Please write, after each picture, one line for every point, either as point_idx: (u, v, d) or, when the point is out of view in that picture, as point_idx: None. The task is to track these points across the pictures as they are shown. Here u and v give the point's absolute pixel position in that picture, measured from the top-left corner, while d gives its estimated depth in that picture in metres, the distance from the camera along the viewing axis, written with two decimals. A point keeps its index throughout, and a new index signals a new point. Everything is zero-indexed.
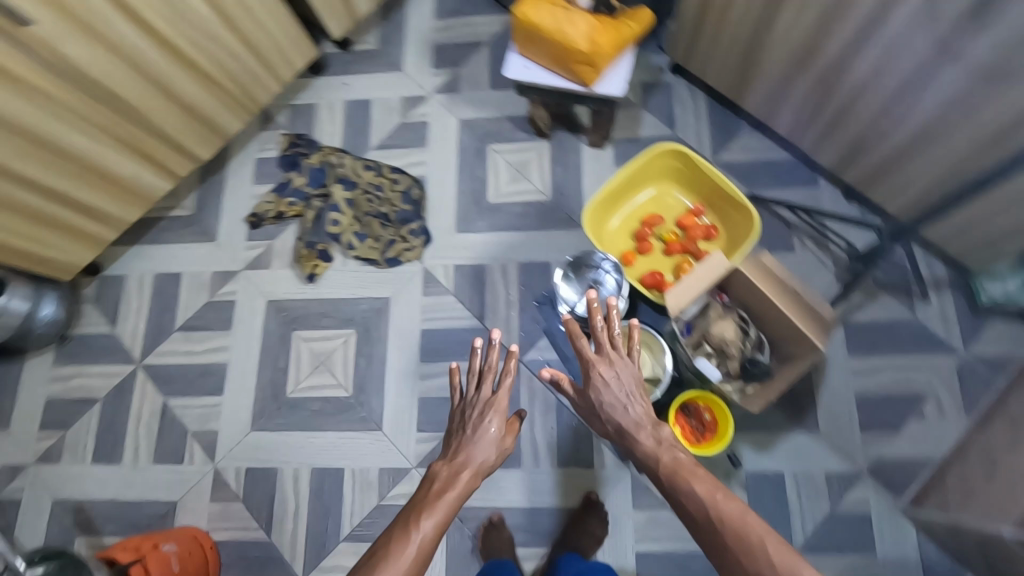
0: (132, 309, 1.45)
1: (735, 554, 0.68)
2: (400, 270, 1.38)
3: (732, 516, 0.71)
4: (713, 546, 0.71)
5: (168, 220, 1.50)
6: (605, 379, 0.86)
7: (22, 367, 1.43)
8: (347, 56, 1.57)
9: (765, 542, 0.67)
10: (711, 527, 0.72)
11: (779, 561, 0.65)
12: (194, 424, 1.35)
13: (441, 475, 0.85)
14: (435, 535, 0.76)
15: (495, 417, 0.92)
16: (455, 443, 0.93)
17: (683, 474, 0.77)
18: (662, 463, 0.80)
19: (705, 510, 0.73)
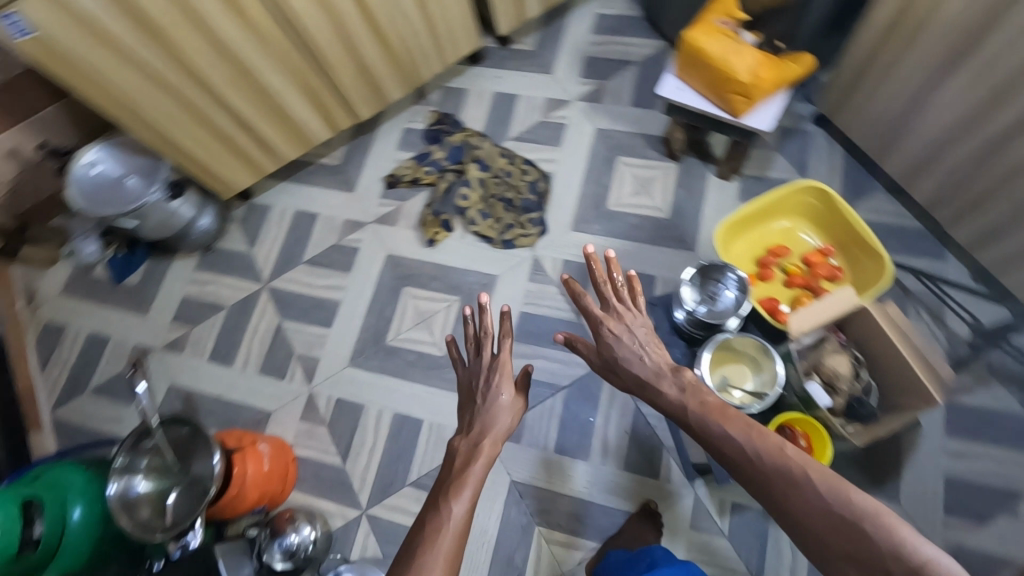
0: (270, 235, 1.62)
1: (784, 489, 0.63)
2: (512, 252, 1.47)
3: (773, 454, 0.66)
4: (758, 486, 0.66)
5: (317, 165, 1.66)
6: (618, 334, 0.86)
7: (170, 264, 1.63)
8: (504, 52, 1.70)
9: (812, 471, 0.63)
10: (753, 466, 0.67)
11: (830, 489, 0.61)
12: (301, 348, 1.48)
13: (460, 450, 0.82)
14: (469, 513, 0.74)
15: (505, 381, 0.90)
16: (466, 415, 0.89)
17: (714, 417, 0.72)
18: (686, 409, 0.75)
19: (742, 451, 0.68)
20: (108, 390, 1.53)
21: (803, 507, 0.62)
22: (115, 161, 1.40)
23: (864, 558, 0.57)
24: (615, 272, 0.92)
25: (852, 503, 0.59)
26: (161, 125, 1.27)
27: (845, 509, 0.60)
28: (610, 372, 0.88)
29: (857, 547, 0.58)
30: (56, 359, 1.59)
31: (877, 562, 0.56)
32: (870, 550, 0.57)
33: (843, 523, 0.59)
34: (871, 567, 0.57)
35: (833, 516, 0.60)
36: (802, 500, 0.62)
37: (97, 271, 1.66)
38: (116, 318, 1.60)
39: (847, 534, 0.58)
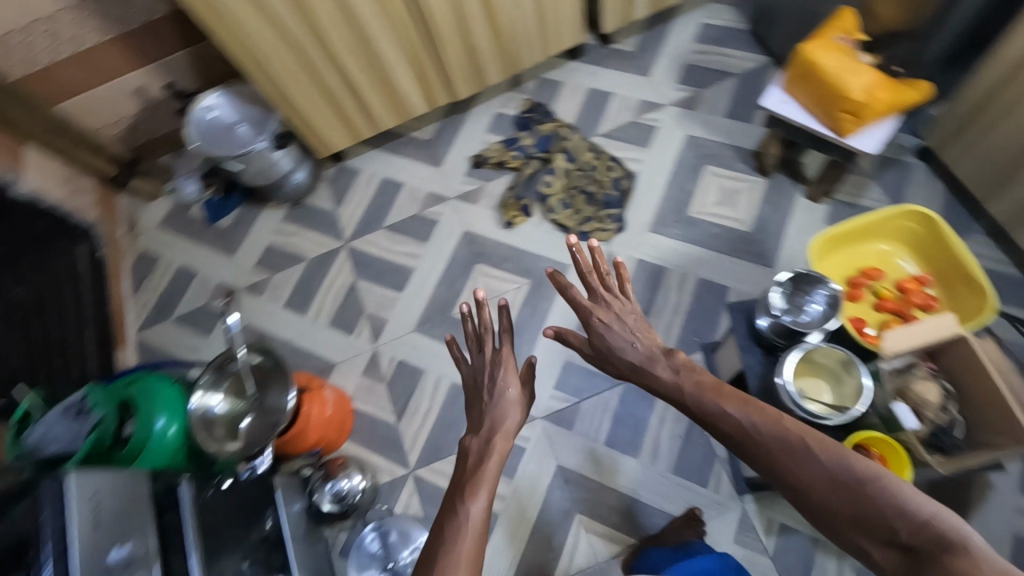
0: (354, 198, 1.69)
1: (786, 463, 0.67)
2: (587, 245, 1.49)
3: (771, 429, 0.69)
4: (759, 462, 0.70)
5: (408, 137, 1.73)
6: (610, 323, 0.87)
7: (259, 213, 1.72)
8: (604, 50, 1.72)
9: (809, 442, 0.66)
10: (752, 439, 0.70)
11: (829, 459, 0.64)
12: (371, 308, 1.54)
13: (472, 448, 0.83)
14: (487, 512, 0.75)
15: (505, 369, 0.90)
16: (474, 414, 0.90)
17: (710, 396, 0.75)
18: (683, 391, 0.78)
19: (739, 429, 0.71)
20: (190, 321, 1.63)
21: (806, 478, 0.65)
22: (230, 108, 1.50)
23: (870, 522, 0.61)
24: (601, 261, 0.90)
25: (851, 469, 0.63)
26: (279, 78, 1.35)
27: (846, 478, 0.63)
28: (603, 362, 0.88)
29: (862, 512, 0.61)
30: (147, 287, 1.71)
31: (884, 524, 0.60)
32: (875, 514, 0.61)
33: (846, 491, 0.63)
34: (878, 528, 0.60)
35: (836, 485, 0.63)
36: (803, 472, 0.66)
37: (192, 210, 1.77)
38: (205, 256, 1.70)
39: (852, 502, 0.62)
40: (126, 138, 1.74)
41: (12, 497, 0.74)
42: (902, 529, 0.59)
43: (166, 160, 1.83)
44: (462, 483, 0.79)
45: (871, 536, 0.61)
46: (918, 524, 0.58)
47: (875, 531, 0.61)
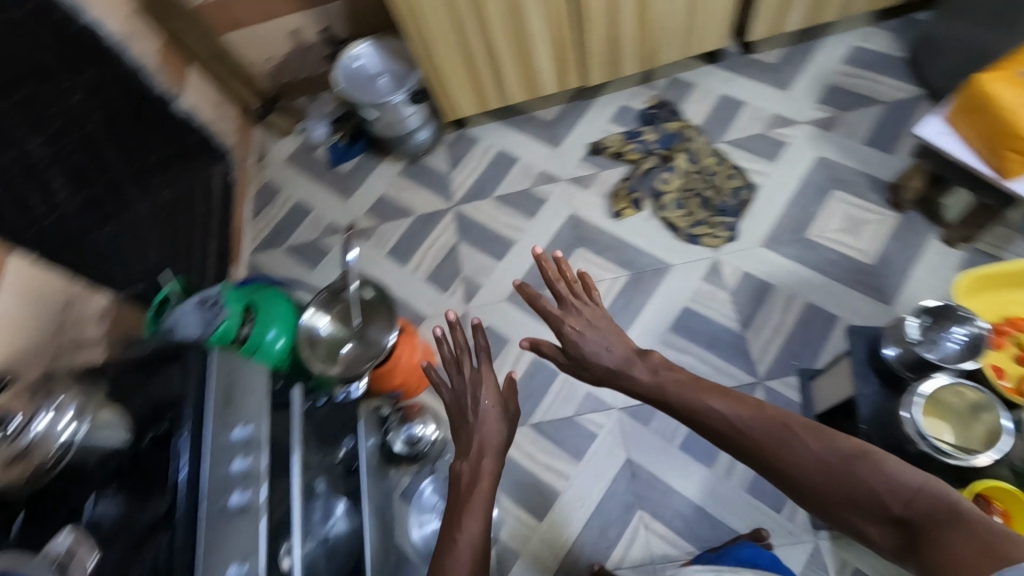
0: (468, 165, 1.73)
1: (774, 452, 0.65)
2: (694, 248, 1.47)
3: (756, 420, 0.68)
4: (746, 454, 0.68)
5: (531, 115, 1.76)
6: (580, 333, 0.87)
7: (377, 163, 1.79)
8: (744, 59, 1.69)
9: (793, 426, 0.66)
10: (738, 432, 0.69)
11: (817, 443, 0.63)
12: (468, 271, 1.58)
13: (463, 471, 0.80)
14: (484, 534, 0.74)
15: (486, 387, 0.89)
16: (461, 437, 0.86)
17: (693, 393, 0.75)
18: (669, 391, 0.77)
19: (724, 422, 0.70)
20: (298, 254, 1.72)
21: (795, 463, 0.64)
22: (377, 60, 1.59)
23: (863, 501, 0.59)
24: (566, 269, 0.92)
25: (840, 451, 0.62)
26: (429, 37, 1.41)
27: (835, 460, 0.62)
28: (580, 375, 0.88)
29: (854, 492, 0.60)
30: (264, 215, 1.81)
31: (879, 502, 0.59)
32: (869, 493, 0.59)
33: (837, 476, 0.61)
34: (871, 506, 0.59)
35: (826, 469, 0.62)
36: (790, 459, 0.64)
37: (316, 152, 1.87)
38: (320, 194, 1.79)
39: (843, 482, 0.61)
40: (271, 75, 1.86)
41: (162, 361, 0.81)
42: (897, 505, 0.58)
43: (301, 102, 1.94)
44: (454, 498, 0.78)
45: (866, 517, 0.59)
46: (912, 498, 0.57)
47: (870, 510, 0.59)
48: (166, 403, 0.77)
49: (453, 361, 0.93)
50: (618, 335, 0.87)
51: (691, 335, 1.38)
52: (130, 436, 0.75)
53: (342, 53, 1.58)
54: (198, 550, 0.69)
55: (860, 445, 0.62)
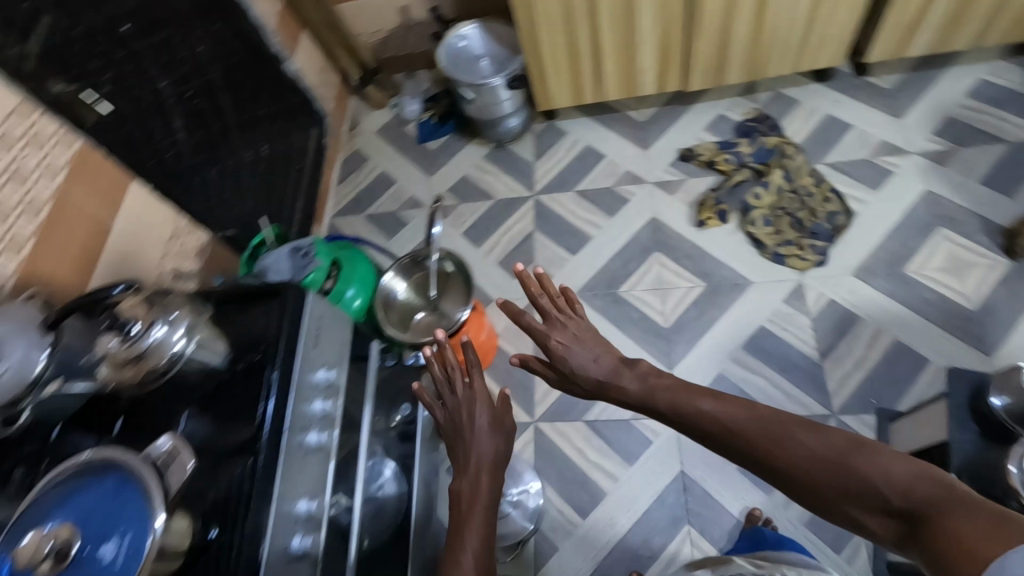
0: (553, 157, 1.73)
1: (769, 450, 0.67)
2: (778, 268, 1.41)
3: (749, 421, 0.71)
4: (743, 455, 0.70)
5: (623, 115, 1.74)
6: (564, 350, 0.89)
7: (463, 145, 1.82)
8: (856, 81, 1.62)
9: (785, 423, 0.68)
10: (734, 435, 0.71)
11: (810, 439, 0.65)
12: (541, 260, 1.57)
13: (464, 488, 0.81)
14: (484, 549, 0.76)
15: (481, 405, 0.89)
16: (457, 455, 0.85)
17: (686, 399, 0.77)
18: (659, 398, 0.79)
19: (720, 424, 0.72)
20: (377, 222, 1.76)
21: (790, 459, 0.66)
22: (483, 41, 1.61)
23: (859, 492, 0.60)
24: (549, 286, 0.94)
25: (833, 446, 0.64)
26: (537, 25, 1.42)
27: (830, 456, 0.63)
28: (567, 388, 0.90)
29: (850, 485, 0.61)
30: (348, 181, 1.87)
31: (874, 493, 0.59)
32: (865, 485, 0.60)
33: (831, 471, 0.63)
34: (868, 498, 0.60)
35: (820, 464, 0.63)
36: (784, 455, 0.66)
37: (406, 127, 1.91)
38: (405, 168, 1.83)
39: (838, 476, 0.62)
40: (374, 49, 1.92)
41: (259, 297, 0.85)
42: (895, 495, 0.58)
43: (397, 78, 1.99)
44: (458, 510, 0.80)
45: (863, 508, 0.60)
46: (908, 487, 0.58)
47: (869, 501, 0.60)
48: (261, 337, 0.81)
49: (444, 380, 0.92)
50: (604, 353, 0.88)
51: (764, 356, 1.33)
52: (226, 361, 0.79)
53: (449, 31, 1.61)
54: (277, 478, 0.72)
55: (852, 439, 0.63)
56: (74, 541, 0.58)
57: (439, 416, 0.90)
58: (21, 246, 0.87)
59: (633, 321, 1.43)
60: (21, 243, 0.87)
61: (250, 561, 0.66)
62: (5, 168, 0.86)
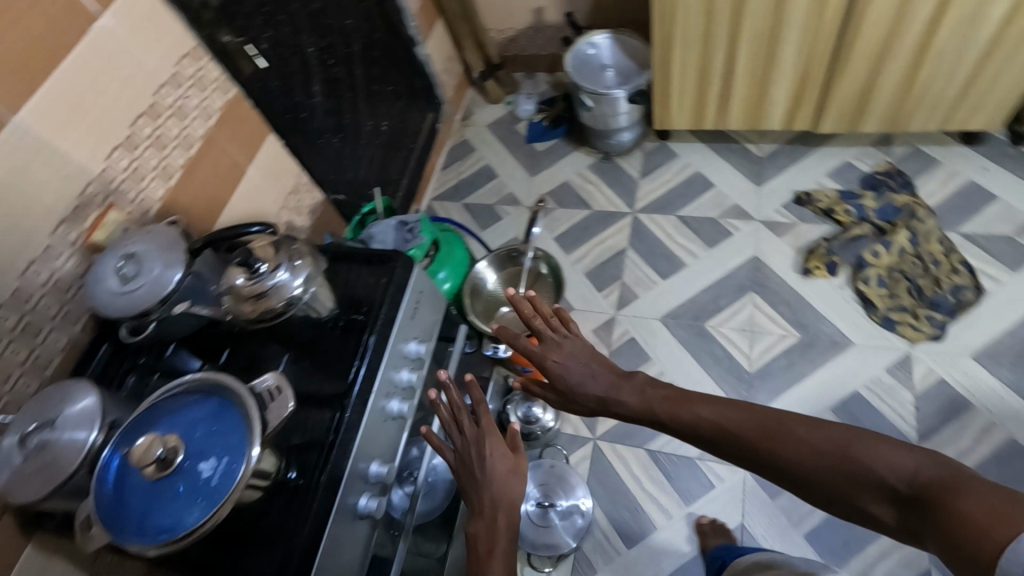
0: (660, 177, 1.69)
1: (767, 447, 0.65)
2: (885, 334, 1.32)
3: (741, 417, 0.68)
4: (741, 455, 0.67)
5: (740, 147, 1.68)
6: (559, 370, 0.80)
7: (570, 152, 1.82)
8: (1009, 150, 1.48)
9: (781, 419, 0.66)
10: (730, 436, 0.68)
11: (807, 433, 0.63)
12: (629, 278, 1.54)
13: (480, 534, 0.74)
14: None
15: (490, 438, 0.79)
16: (470, 496, 0.77)
17: (682, 404, 0.73)
18: (657, 407, 0.75)
19: (714, 424, 0.70)
20: (473, 212, 1.79)
21: (791, 455, 0.63)
22: (613, 53, 1.60)
23: (861, 481, 0.59)
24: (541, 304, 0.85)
25: (832, 439, 0.61)
26: (671, 45, 1.40)
27: (828, 449, 0.61)
28: (572, 408, 0.83)
29: (853, 476, 0.59)
30: (452, 168, 1.91)
31: (878, 482, 0.58)
32: (870, 476, 0.58)
33: (832, 464, 0.60)
34: (871, 488, 0.58)
35: (820, 457, 0.61)
36: (783, 451, 0.64)
37: (517, 125, 1.93)
38: (509, 164, 1.85)
39: (841, 469, 0.60)
40: (501, 46, 1.96)
41: (368, 261, 0.88)
42: (896, 480, 0.57)
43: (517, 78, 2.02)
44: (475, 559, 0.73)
45: (869, 498, 0.58)
46: (909, 473, 0.56)
47: (872, 489, 0.58)
48: (365, 298, 0.84)
49: (450, 420, 0.82)
50: (601, 374, 0.80)
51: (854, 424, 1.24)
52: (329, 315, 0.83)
53: (582, 37, 1.61)
54: (358, 435, 0.74)
55: (848, 429, 0.61)
56: (179, 453, 0.61)
57: (449, 454, 0.81)
58: (171, 175, 0.95)
59: (716, 359, 1.38)
60: (171, 173, 0.95)
61: (324, 508, 0.69)
62: (172, 104, 0.95)
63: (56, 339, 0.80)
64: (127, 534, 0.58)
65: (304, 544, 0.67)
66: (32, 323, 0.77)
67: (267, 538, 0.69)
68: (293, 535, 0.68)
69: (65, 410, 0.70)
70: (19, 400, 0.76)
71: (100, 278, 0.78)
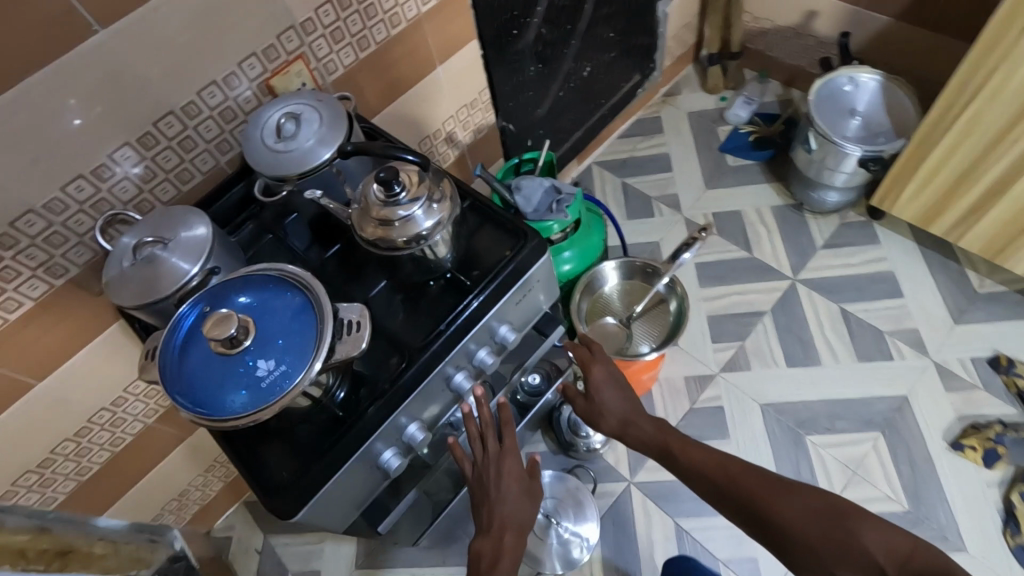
0: (843, 257, 1.45)
1: (769, 501, 0.73)
2: (1010, 563, 1.09)
3: (749, 471, 0.76)
4: (740, 503, 0.74)
5: (958, 269, 1.39)
6: (599, 384, 0.86)
7: (761, 182, 1.60)
8: None
9: (783, 481, 0.74)
10: (735, 484, 0.76)
11: (808, 497, 0.72)
12: (751, 345, 1.37)
13: (488, 548, 0.74)
14: None
15: (511, 460, 0.80)
16: (480, 513, 0.78)
17: (692, 446, 0.81)
18: (670, 439, 0.82)
19: (720, 468, 0.77)
20: (626, 196, 1.65)
21: (791, 515, 0.71)
22: (873, 101, 1.32)
23: (853, 556, 0.66)
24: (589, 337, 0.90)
25: (834, 509, 0.70)
26: (948, 124, 1.13)
27: (828, 518, 0.69)
28: (593, 420, 0.87)
29: (846, 547, 0.67)
30: (630, 140, 1.76)
31: (868, 557, 0.65)
32: (860, 551, 0.66)
33: (827, 530, 0.68)
34: (860, 562, 0.65)
35: (817, 522, 0.69)
36: (782, 509, 0.72)
37: (719, 126, 1.72)
38: (689, 164, 1.67)
39: (836, 538, 0.68)
40: (748, 34, 1.71)
41: (502, 228, 0.81)
42: (886, 560, 0.64)
43: (747, 76, 1.78)
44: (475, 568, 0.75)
45: (855, 572, 0.65)
46: (896, 554, 0.64)
47: (860, 564, 0.65)
48: (482, 264, 0.78)
49: (472, 437, 0.79)
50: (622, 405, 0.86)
51: None
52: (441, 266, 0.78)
53: (846, 67, 1.33)
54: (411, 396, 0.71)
55: (845, 505, 0.70)
56: (248, 336, 0.60)
57: (468, 468, 0.80)
58: (365, 47, 0.92)
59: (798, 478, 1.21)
60: (366, 45, 0.92)
61: (349, 450, 0.68)
62: None
63: (203, 161, 0.82)
64: (173, 387, 0.59)
65: (317, 473, 0.67)
66: (189, 138, 0.79)
67: (298, 453, 0.69)
68: (312, 458, 0.68)
69: (180, 235, 0.72)
70: (152, 202, 0.80)
71: (262, 125, 0.78)
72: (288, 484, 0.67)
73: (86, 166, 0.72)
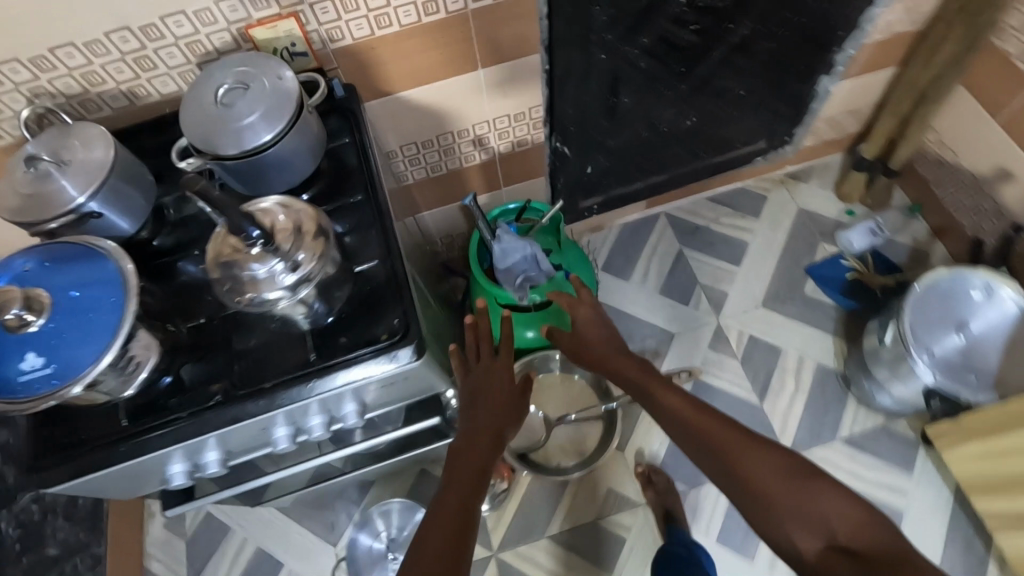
0: (858, 464, 1.20)
1: (738, 451, 0.70)
2: None
3: (715, 421, 0.73)
4: (706, 450, 0.72)
5: (979, 554, 1.12)
6: (589, 322, 0.87)
7: (825, 330, 1.33)
8: None
9: (753, 433, 0.71)
10: (704, 425, 0.73)
11: (774, 454, 0.69)
12: (693, 498, 1.21)
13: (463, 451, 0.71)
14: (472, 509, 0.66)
15: (501, 368, 0.78)
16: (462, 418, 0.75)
17: (670, 388, 0.79)
18: (650, 378, 0.80)
19: (694, 412, 0.75)
20: (674, 267, 1.44)
21: (757, 465, 0.68)
22: (993, 328, 1.02)
23: (812, 519, 0.63)
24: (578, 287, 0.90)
25: (802, 471, 0.67)
26: None
27: (793, 476, 0.66)
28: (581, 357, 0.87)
29: (804, 505, 0.64)
30: (717, 207, 1.50)
31: (827, 524, 0.62)
32: (822, 516, 0.63)
33: (792, 487, 0.65)
34: (820, 527, 0.62)
35: (782, 480, 0.66)
36: (748, 460, 0.68)
37: (823, 243, 1.42)
38: (760, 266, 1.41)
39: (796, 500, 0.64)
40: (923, 153, 1.35)
41: (395, 300, 0.69)
42: (846, 532, 0.62)
43: (895, 198, 1.44)
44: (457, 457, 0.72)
45: (809, 533, 0.62)
46: (858, 526, 0.62)
47: (818, 529, 0.62)
48: (353, 331, 0.68)
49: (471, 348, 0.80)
50: (608, 337, 0.86)
51: None
52: (305, 321, 0.68)
53: (989, 269, 1.03)
54: (208, 434, 0.65)
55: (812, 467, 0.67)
56: (40, 315, 0.57)
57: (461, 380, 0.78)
58: (384, 25, 0.78)
59: None
60: (387, 24, 0.78)
61: (118, 457, 0.64)
62: None
63: (163, 83, 0.76)
64: None
65: (78, 462, 0.64)
66: (147, 59, 0.72)
67: (72, 429, 0.66)
68: (83, 446, 0.65)
69: (76, 160, 0.68)
70: (99, 104, 0.76)
71: (209, 79, 0.69)
72: (50, 457, 0.64)
73: (24, 52, 0.67)
